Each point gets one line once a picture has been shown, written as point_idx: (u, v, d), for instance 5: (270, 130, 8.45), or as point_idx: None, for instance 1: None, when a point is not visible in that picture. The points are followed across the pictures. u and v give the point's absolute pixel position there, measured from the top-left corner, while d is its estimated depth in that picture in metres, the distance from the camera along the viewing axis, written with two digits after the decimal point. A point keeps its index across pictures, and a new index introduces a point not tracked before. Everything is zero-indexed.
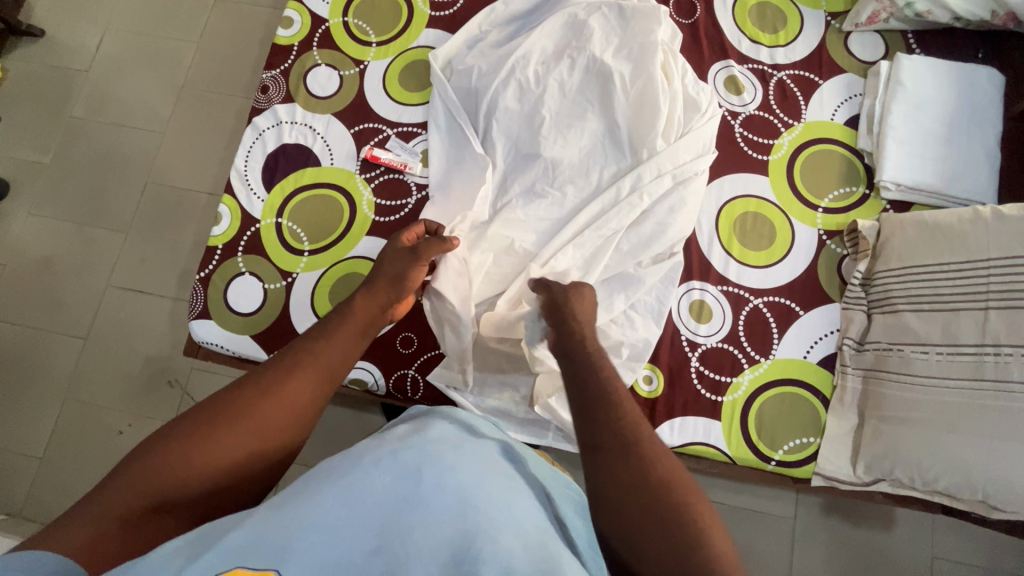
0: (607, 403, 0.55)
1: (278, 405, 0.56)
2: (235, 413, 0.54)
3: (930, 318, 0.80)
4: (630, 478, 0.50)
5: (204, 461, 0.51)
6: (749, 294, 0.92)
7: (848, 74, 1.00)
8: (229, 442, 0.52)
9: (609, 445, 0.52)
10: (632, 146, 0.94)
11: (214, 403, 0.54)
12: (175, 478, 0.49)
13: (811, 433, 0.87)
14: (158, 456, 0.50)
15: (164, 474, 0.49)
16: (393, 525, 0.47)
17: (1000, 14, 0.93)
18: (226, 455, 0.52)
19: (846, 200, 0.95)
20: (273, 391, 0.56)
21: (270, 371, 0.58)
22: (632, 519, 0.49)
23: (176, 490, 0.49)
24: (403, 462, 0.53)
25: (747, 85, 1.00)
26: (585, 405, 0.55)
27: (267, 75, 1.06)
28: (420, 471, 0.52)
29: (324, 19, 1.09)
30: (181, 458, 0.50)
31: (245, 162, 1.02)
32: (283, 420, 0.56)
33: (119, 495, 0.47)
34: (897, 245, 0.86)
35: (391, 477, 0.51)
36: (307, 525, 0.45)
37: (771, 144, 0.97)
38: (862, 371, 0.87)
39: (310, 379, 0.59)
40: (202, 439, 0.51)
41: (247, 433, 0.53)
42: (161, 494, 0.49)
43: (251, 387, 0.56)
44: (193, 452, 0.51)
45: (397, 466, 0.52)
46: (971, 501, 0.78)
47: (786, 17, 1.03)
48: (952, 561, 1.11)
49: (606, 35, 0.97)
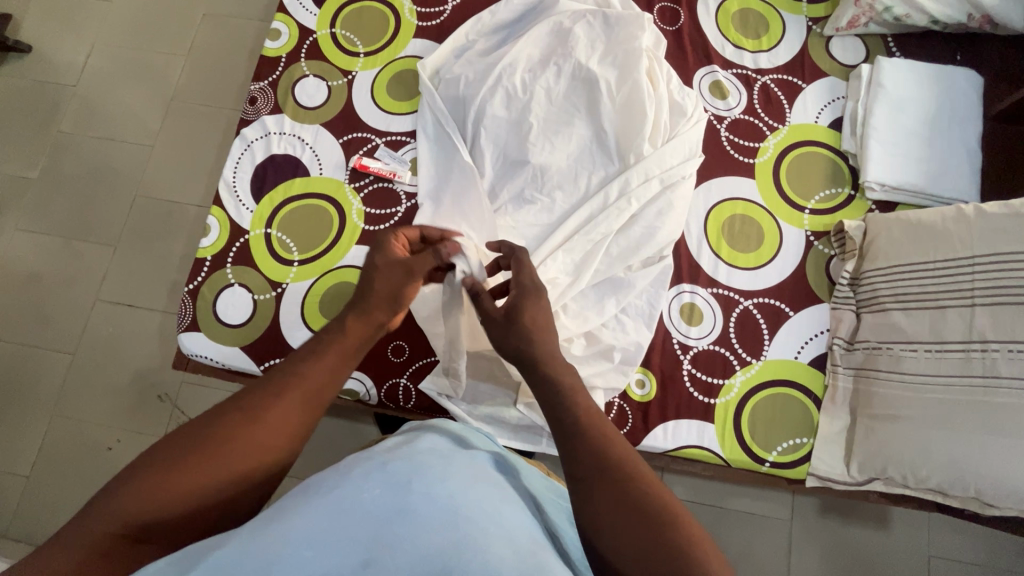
0: (583, 426, 0.58)
1: (264, 431, 0.55)
2: (220, 441, 0.52)
3: (917, 317, 0.81)
4: (611, 494, 0.52)
5: (189, 488, 0.50)
6: (739, 296, 0.92)
7: (830, 77, 1.01)
8: (212, 467, 0.51)
9: (585, 467, 0.55)
10: (619, 152, 0.95)
11: (197, 428, 0.53)
12: (161, 507, 0.49)
13: (804, 434, 0.87)
14: (142, 478, 0.49)
15: (149, 502, 0.49)
16: (388, 533, 0.46)
17: (976, 17, 0.95)
18: (214, 482, 0.51)
19: (832, 202, 0.96)
20: (259, 416, 0.55)
21: (255, 395, 0.57)
22: (615, 533, 0.50)
23: (159, 514, 0.49)
24: (391, 473, 0.52)
25: (731, 89, 1.01)
26: (561, 430, 0.58)
27: (256, 87, 1.07)
28: (414, 481, 0.51)
29: (311, 30, 1.10)
30: (167, 487, 0.49)
31: (234, 174, 1.01)
32: (271, 440, 0.55)
33: (101, 525, 0.47)
34: (883, 245, 0.87)
35: (385, 487, 0.51)
36: (299, 542, 0.44)
37: (756, 147, 0.98)
38: (852, 370, 0.87)
39: (297, 402, 0.58)
40: (187, 469, 0.50)
41: (230, 456, 0.52)
42: (143, 519, 0.48)
43: (236, 412, 0.55)
44: (179, 481, 0.50)
45: (389, 477, 0.52)
46: (963, 498, 0.78)
47: (768, 23, 1.05)
48: (948, 560, 1.11)
49: (590, 43, 0.98)
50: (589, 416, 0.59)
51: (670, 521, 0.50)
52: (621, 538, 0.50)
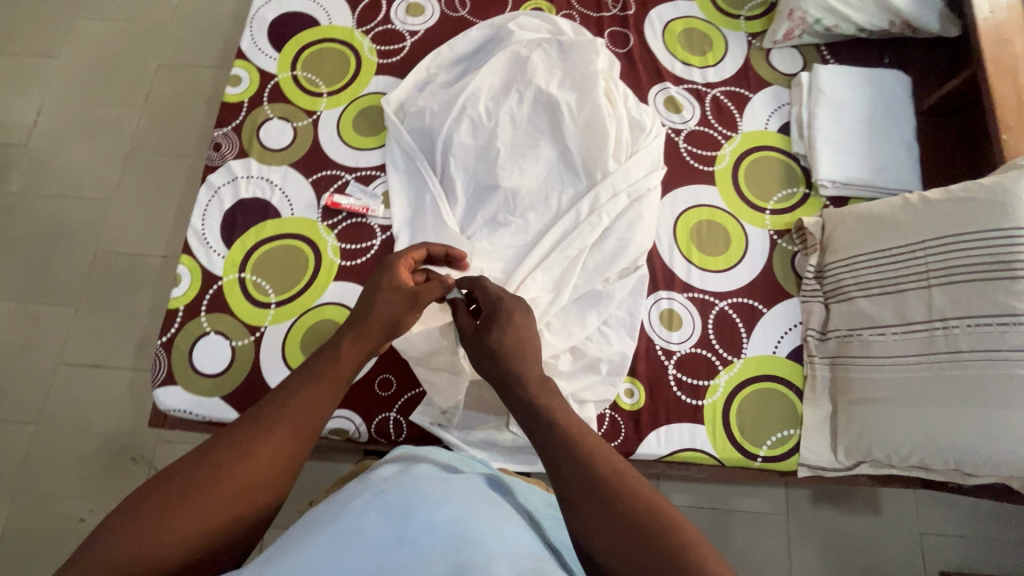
0: (564, 434, 0.54)
1: (258, 468, 0.53)
2: (212, 481, 0.51)
3: (881, 302, 0.85)
4: (598, 509, 0.48)
5: (182, 532, 0.48)
6: (714, 298, 0.96)
7: (774, 86, 1.08)
8: (205, 507, 0.50)
9: (569, 476, 0.51)
10: (586, 169, 0.98)
11: (187, 470, 0.52)
12: (152, 554, 0.47)
13: (790, 426, 0.89)
14: (132, 524, 0.47)
15: (136, 550, 0.46)
16: (391, 565, 0.45)
17: (897, 23, 1.03)
18: (207, 524, 0.50)
19: (789, 201, 1.01)
20: (252, 453, 0.54)
21: (246, 430, 0.55)
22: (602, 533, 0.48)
23: (152, 562, 0.47)
24: (389, 502, 0.52)
25: (685, 103, 1.07)
26: (543, 439, 0.54)
27: (219, 132, 1.06)
28: (413, 509, 0.51)
29: (272, 74, 1.10)
30: (158, 532, 0.48)
31: (202, 221, 1.00)
32: (266, 473, 0.54)
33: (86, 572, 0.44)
34: (841, 237, 0.92)
35: (385, 517, 0.50)
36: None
37: (714, 155, 1.03)
38: (828, 358, 0.91)
39: (292, 431, 0.57)
40: (179, 513, 0.49)
41: (224, 493, 0.51)
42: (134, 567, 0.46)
43: (226, 450, 0.53)
44: (171, 525, 0.48)
45: (389, 507, 0.51)
46: (945, 471, 0.81)
47: (711, 40, 1.11)
48: (938, 535, 1.15)
49: (548, 69, 1.02)
50: (571, 424, 0.55)
51: (664, 534, 0.47)
52: (614, 553, 0.47)
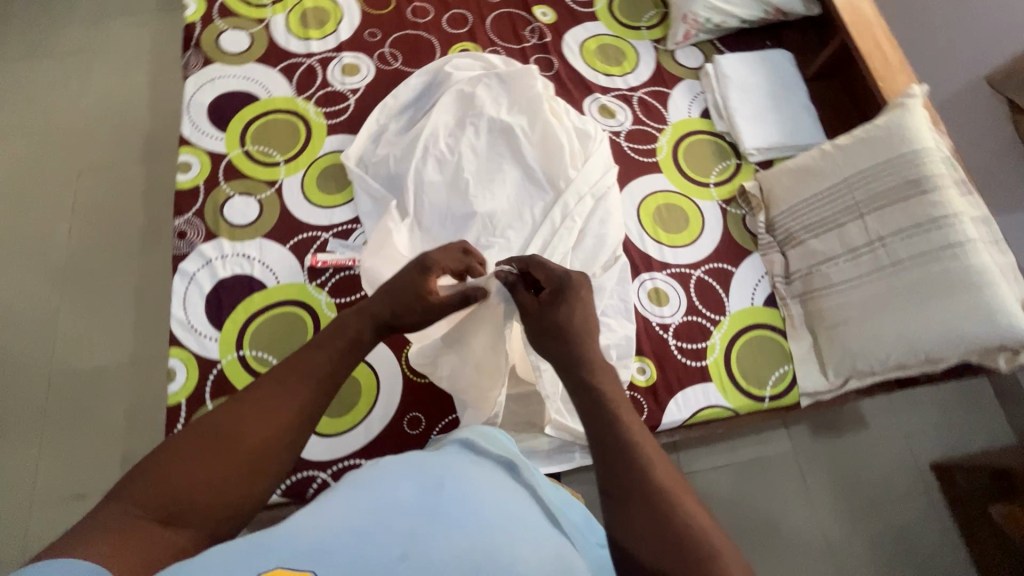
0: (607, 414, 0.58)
1: (279, 416, 0.54)
2: (237, 426, 0.52)
3: (827, 238, 0.99)
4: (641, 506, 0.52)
5: (212, 472, 0.49)
6: (689, 269, 1.06)
7: (686, 80, 1.23)
8: (233, 449, 0.50)
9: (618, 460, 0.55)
10: (549, 181, 1.06)
11: (212, 417, 0.52)
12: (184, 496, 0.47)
13: (784, 363, 1.00)
14: (165, 466, 0.48)
15: (171, 490, 0.47)
16: (424, 531, 0.46)
17: (770, 11, 1.22)
18: (234, 468, 0.50)
19: (727, 173, 1.14)
20: (271, 404, 0.54)
21: (269, 383, 0.56)
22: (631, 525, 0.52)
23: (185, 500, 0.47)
24: (423, 478, 0.55)
25: (616, 108, 1.19)
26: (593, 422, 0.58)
27: (180, 220, 1.05)
28: (443, 485, 0.53)
29: (223, 154, 1.11)
30: (187, 471, 0.48)
31: (184, 310, 0.97)
32: (288, 416, 0.54)
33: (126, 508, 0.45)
34: (778, 193, 1.06)
35: (417, 493, 0.52)
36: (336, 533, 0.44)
37: (654, 147, 1.16)
38: (797, 297, 1.03)
39: (312, 381, 0.57)
40: (208, 455, 0.49)
41: (251, 434, 0.52)
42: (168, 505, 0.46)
43: (247, 402, 0.54)
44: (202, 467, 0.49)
45: (421, 484, 0.53)
46: (918, 364, 0.92)
47: (623, 51, 1.25)
48: (919, 432, 1.29)
49: (493, 100, 1.10)
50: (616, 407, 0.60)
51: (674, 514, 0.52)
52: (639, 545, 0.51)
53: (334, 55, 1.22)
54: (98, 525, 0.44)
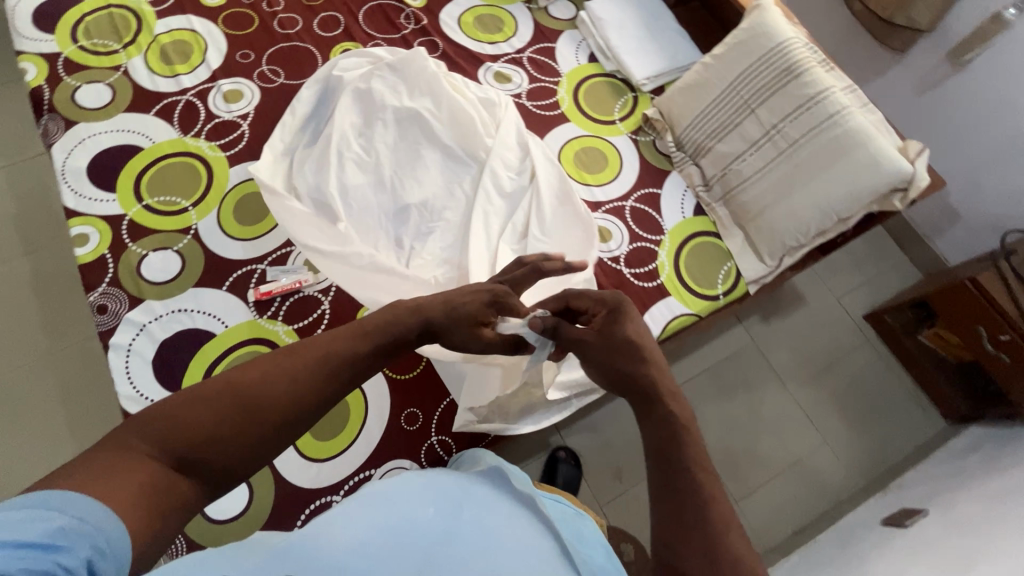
0: (647, 387, 0.55)
1: (302, 382, 0.49)
2: (269, 380, 0.48)
3: (730, 139, 1.08)
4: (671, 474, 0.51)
5: (234, 416, 0.46)
6: (621, 201, 1.12)
7: (566, 32, 1.29)
8: (259, 395, 0.47)
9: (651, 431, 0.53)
10: (470, 155, 1.08)
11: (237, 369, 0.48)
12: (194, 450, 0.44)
13: (726, 261, 1.09)
14: (194, 401, 0.45)
15: (191, 429, 0.44)
16: (435, 557, 0.50)
17: None
18: (245, 428, 0.46)
19: (628, 107, 1.21)
20: (296, 370, 0.50)
21: (316, 340, 0.52)
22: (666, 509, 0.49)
23: (202, 442, 0.44)
24: (443, 496, 0.58)
25: (511, 72, 1.22)
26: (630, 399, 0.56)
27: (96, 295, 0.96)
28: (464, 508, 0.58)
29: (121, 215, 1.03)
30: (199, 423, 0.45)
31: (132, 384, 0.90)
32: (322, 376, 0.51)
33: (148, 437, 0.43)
34: (678, 112, 1.15)
35: (439, 512, 0.55)
36: (354, 558, 0.48)
37: (556, 100, 1.20)
38: (720, 199, 1.12)
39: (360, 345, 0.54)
40: (221, 406, 0.46)
41: (280, 385, 0.48)
42: (187, 443, 0.44)
43: (274, 362, 0.50)
44: (215, 421, 0.45)
45: (444, 506, 0.57)
46: (833, 227, 1.02)
47: (500, 17, 1.28)
48: (846, 291, 1.46)
49: (392, 90, 1.10)
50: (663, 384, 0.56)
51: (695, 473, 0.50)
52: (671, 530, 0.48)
53: (210, 85, 1.16)
54: (95, 454, 0.41)
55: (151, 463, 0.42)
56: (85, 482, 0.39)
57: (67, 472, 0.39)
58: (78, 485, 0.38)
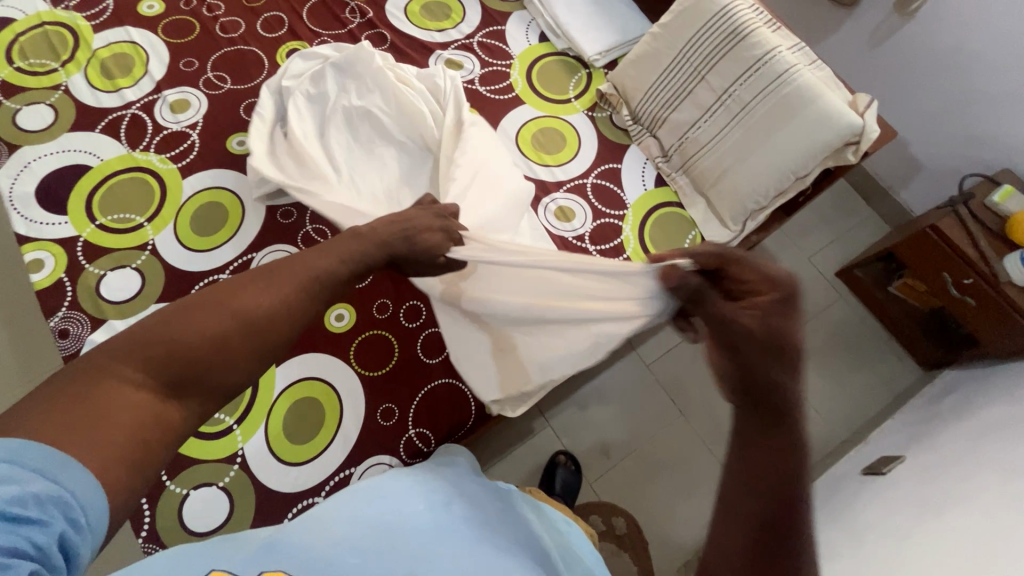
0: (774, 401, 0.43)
1: (281, 299, 0.50)
2: (247, 298, 0.48)
3: (683, 107, 1.08)
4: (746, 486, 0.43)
5: (217, 332, 0.45)
6: (582, 179, 1.12)
7: (514, 13, 1.27)
8: (236, 309, 0.47)
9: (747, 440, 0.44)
10: (425, 148, 1.07)
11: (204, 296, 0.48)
12: (175, 378, 0.43)
13: (690, 230, 1.09)
14: (174, 321, 0.44)
15: (173, 346, 0.43)
16: (431, 553, 0.57)
17: None
18: (232, 343, 0.46)
19: (582, 84, 1.21)
20: (266, 294, 0.50)
21: (282, 263, 0.54)
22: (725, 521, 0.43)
23: (185, 359, 0.43)
24: (433, 497, 0.69)
25: (461, 59, 1.21)
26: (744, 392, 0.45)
27: (56, 319, 0.95)
28: (453, 509, 0.67)
29: (75, 236, 1.01)
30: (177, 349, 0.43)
31: None
32: (296, 290, 0.52)
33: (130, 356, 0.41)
34: (631, 85, 1.14)
35: (431, 514, 0.64)
36: (351, 551, 0.54)
37: (510, 83, 1.19)
38: (680, 169, 1.12)
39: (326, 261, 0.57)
40: (202, 324, 0.45)
41: (257, 299, 0.49)
42: (171, 359, 0.43)
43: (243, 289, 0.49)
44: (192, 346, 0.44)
45: (437, 507, 0.66)
46: (793, 187, 1.02)
47: (447, 3, 1.27)
48: (816, 251, 1.47)
49: (342, 89, 1.08)
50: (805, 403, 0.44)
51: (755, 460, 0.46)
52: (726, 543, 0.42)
53: (155, 97, 1.13)
54: (69, 385, 0.39)
55: (133, 391, 0.40)
56: (65, 424, 0.37)
57: (45, 406, 0.37)
58: (55, 426, 0.36)
